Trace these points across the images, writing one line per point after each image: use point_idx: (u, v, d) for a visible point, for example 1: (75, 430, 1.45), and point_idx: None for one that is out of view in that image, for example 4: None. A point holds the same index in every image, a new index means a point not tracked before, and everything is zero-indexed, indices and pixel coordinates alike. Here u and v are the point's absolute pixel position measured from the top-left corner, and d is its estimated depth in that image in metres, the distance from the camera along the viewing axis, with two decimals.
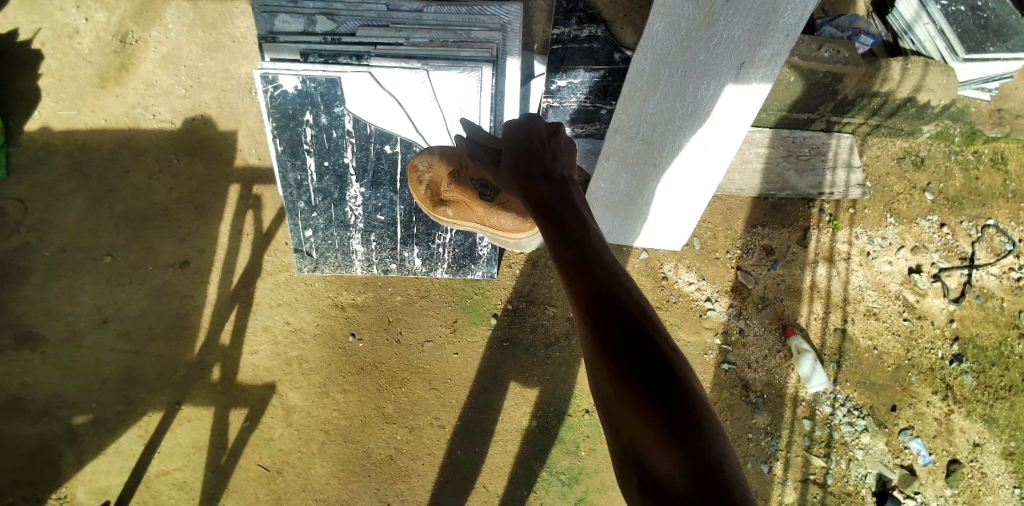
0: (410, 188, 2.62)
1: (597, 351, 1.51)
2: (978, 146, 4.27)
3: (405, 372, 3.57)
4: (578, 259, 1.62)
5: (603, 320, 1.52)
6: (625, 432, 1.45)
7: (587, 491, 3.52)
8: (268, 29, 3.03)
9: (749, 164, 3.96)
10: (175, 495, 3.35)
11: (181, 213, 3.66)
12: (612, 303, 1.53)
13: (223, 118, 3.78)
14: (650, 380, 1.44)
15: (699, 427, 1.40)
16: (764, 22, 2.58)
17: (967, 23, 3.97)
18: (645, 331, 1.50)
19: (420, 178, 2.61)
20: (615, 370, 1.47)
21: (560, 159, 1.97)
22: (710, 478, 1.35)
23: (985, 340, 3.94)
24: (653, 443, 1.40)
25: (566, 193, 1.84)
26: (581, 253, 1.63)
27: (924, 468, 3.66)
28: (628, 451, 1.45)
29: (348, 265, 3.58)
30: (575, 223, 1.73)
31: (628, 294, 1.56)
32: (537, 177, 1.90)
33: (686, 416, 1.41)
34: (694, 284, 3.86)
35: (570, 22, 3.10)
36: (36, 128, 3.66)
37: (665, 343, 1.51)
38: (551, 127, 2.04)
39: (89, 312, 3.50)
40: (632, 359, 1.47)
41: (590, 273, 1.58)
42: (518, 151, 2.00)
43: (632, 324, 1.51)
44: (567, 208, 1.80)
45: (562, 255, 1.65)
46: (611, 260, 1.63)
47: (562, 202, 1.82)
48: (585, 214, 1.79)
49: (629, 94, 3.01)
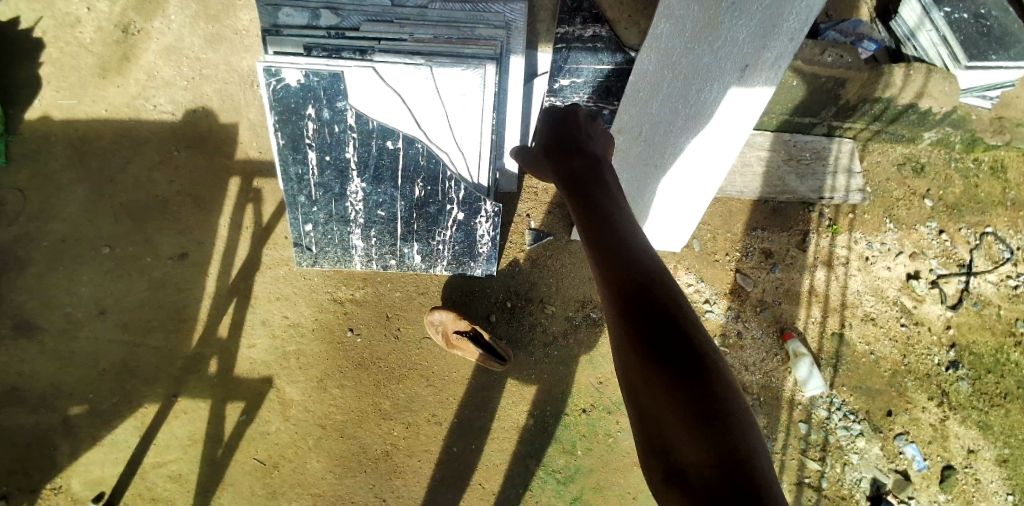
0: (430, 329, 3.55)
1: (627, 337, 1.63)
2: (978, 154, 4.28)
3: (402, 368, 3.57)
4: (608, 241, 1.76)
5: (634, 310, 1.64)
6: (650, 415, 1.56)
7: (582, 491, 3.51)
8: (272, 22, 2.99)
9: (749, 167, 3.98)
10: (169, 487, 3.33)
11: (181, 205, 3.65)
12: (644, 291, 1.65)
13: (224, 111, 3.77)
14: (680, 370, 1.55)
15: (728, 420, 1.50)
16: (769, 25, 2.56)
17: (970, 30, 3.98)
18: (674, 316, 1.63)
19: (437, 324, 3.56)
20: (645, 358, 1.59)
21: (595, 145, 2.23)
22: (736, 470, 1.43)
23: (981, 347, 3.95)
24: (681, 432, 1.50)
25: (597, 170, 2.08)
26: (614, 241, 1.76)
27: (918, 473, 3.67)
28: (653, 438, 1.55)
29: (348, 259, 3.59)
30: (606, 200, 1.93)
31: (661, 281, 1.68)
32: (572, 156, 2.15)
33: (713, 404, 1.51)
34: (692, 285, 3.85)
35: (575, 21, 3.21)
36: (37, 117, 3.65)
37: (694, 329, 1.63)
38: (589, 118, 2.32)
39: (87, 303, 3.49)
40: (663, 347, 1.59)
41: (624, 262, 1.71)
42: (556, 135, 2.27)
43: (661, 310, 1.63)
44: (597, 186, 2.01)
45: (592, 238, 1.80)
46: (640, 242, 1.77)
47: (593, 179, 2.04)
48: (615, 194, 1.98)
49: (632, 95, 3.11)
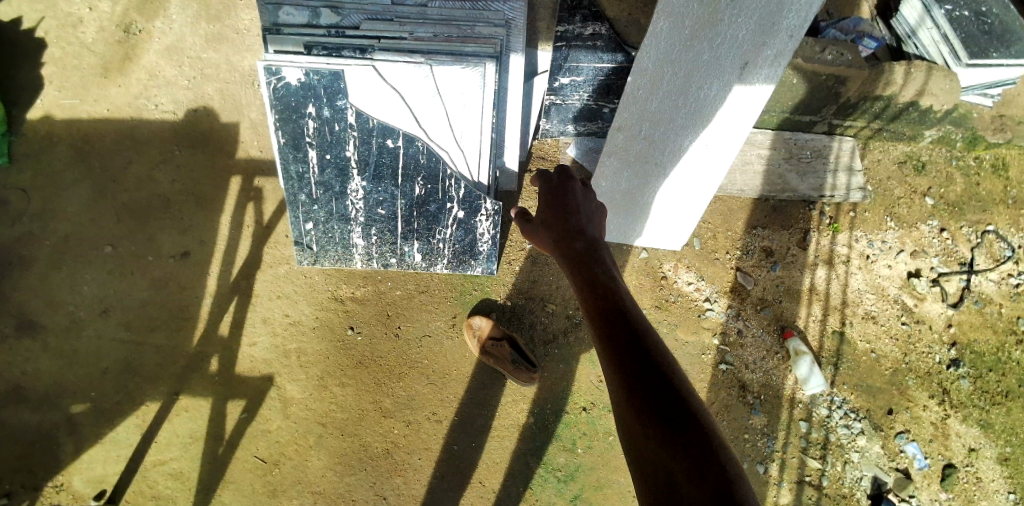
0: (466, 334, 3.58)
1: (628, 402, 1.75)
2: (980, 152, 4.27)
3: (403, 367, 3.58)
4: (610, 313, 1.90)
5: (635, 377, 1.76)
6: (652, 471, 1.66)
7: (583, 489, 3.52)
8: (272, 21, 3.02)
9: (750, 165, 3.99)
10: (172, 485, 3.35)
11: (182, 203, 3.67)
12: (646, 359, 1.79)
13: (226, 111, 3.78)
14: (680, 433, 1.66)
15: (726, 476, 1.59)
16: (768, 22, 2.63)
17: (970, 28, 3.96)
18: (672, 383, 1.75)
19: (474, 330, 3.58)
20: (648, 420, 1.70)
21: (592, 218, 2.31)
22: None
23: (983, 345, 3.94)
24: (682, 486, 1.60)
25: (595, 246, 2.17)
26: (614, 312, 1.90)
27: (920, 472, 3.66)
28: (656, 492, 1.63)
29: (349, 258, 3.57)
30: (606, 275, 2.04)
31: (660, 353, 1.81)
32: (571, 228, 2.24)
33: (711, 463, 1.61)
34: (693, 284, 3.86)
35: (574, 20, 3.27)
36: (39, 117, 3.66)
37: (691, 397, 1.74)
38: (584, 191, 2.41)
39: (89, 302, 3.51)
40: (663, 410, 1.70)
41: (624, 333, 1.84)
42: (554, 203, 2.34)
43: (659, 377, 1.76)
44: (596, 261, 2.11)
45: (595, 311, 1.93)
46: (640, 316, 1.90)
47: (592, 254, 2.13)
48: (613, 271, 2.08)
49: (632, 92, 3.04)
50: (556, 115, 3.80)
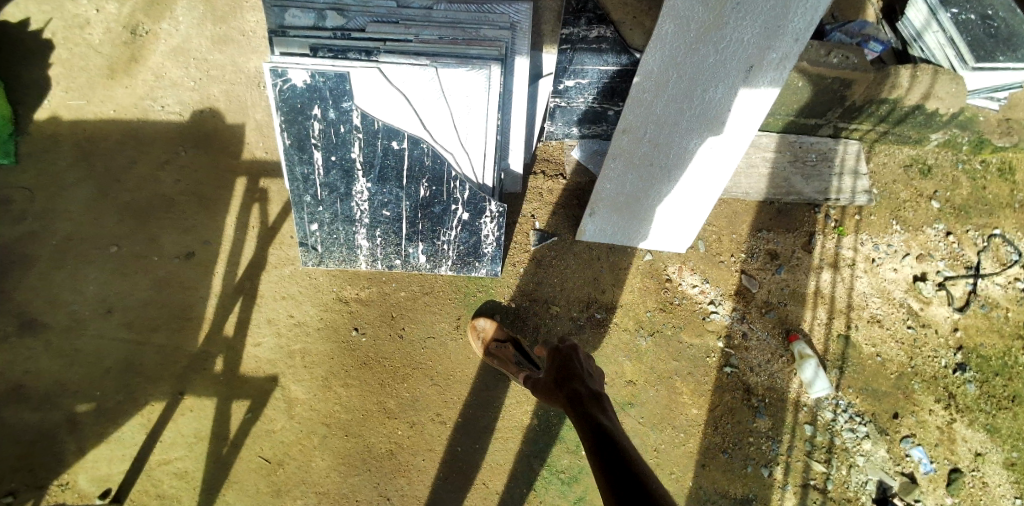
0: (470, 337, 3.58)
1: None
2: (986, 155, 4.27)
3: (407, 368, 3.58)
4: (608, 459, 2.17)
5: None
6: None
7: (587, 491, 3.51)
8: (279, 23, 3.08)
9: (755, 168, 4.01)
10: (175, 485, 3.33)
11: (187, 204, 3.69)
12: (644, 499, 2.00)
13: (231, 112, 3.81)
14: None
15: None
16: (773, 26, 2.66)
17: (976, 31, 3.94)
18: None
19: (478, 333, 3.58)
20: None
21: (592, 377, 2.64)
22: None
23: (989, 349, 3.92)
24: None
25: (596, 401, 2.48)
26: (611, 458, 2.17)
27: (925, 476, 3.62)
28: None
29: (354, 259, 3.59)
30: (607, 425, 2.34)
31: (657, 492, 2.03)
32: (575, 386, 2.56)
33: None
34: (697, 286, 3.85)
35: (579, 22, 3.30)
36: (45, 117, 3.69)
37: None
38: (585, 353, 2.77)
39: (94, 301, 3.52)
40: None
41: (623, 471, 2.11)
42: (558, 365, 2.69)
43: None
44: (598, 415, 2.41)
45: (597, 457, 2.21)
46: (637, 460, 2.17)
47: (593, 408, 2.44)
48: (614, 424, 2.38)
49: (637, 95, 3.02)
50: (561, 118, 3.81)
